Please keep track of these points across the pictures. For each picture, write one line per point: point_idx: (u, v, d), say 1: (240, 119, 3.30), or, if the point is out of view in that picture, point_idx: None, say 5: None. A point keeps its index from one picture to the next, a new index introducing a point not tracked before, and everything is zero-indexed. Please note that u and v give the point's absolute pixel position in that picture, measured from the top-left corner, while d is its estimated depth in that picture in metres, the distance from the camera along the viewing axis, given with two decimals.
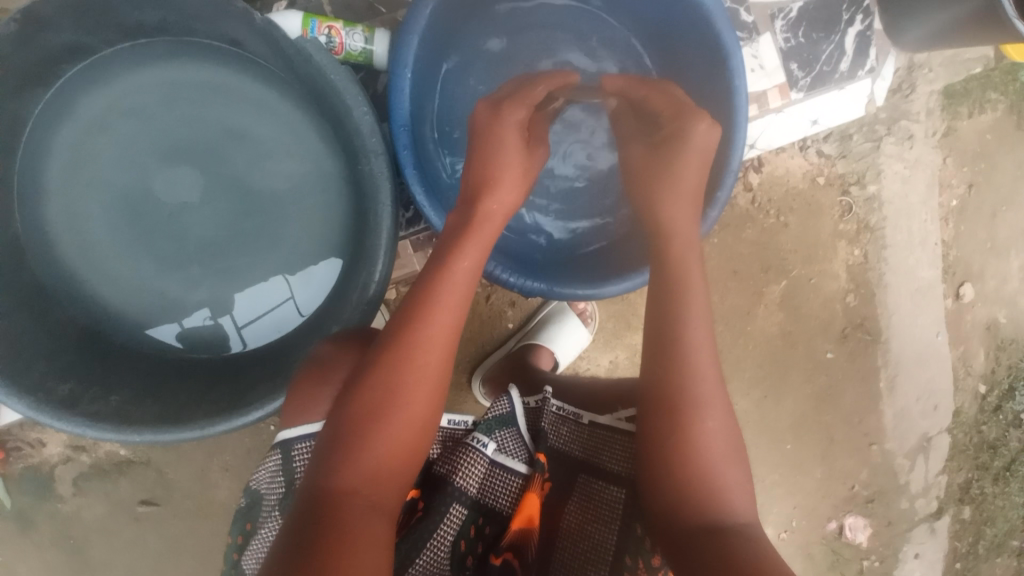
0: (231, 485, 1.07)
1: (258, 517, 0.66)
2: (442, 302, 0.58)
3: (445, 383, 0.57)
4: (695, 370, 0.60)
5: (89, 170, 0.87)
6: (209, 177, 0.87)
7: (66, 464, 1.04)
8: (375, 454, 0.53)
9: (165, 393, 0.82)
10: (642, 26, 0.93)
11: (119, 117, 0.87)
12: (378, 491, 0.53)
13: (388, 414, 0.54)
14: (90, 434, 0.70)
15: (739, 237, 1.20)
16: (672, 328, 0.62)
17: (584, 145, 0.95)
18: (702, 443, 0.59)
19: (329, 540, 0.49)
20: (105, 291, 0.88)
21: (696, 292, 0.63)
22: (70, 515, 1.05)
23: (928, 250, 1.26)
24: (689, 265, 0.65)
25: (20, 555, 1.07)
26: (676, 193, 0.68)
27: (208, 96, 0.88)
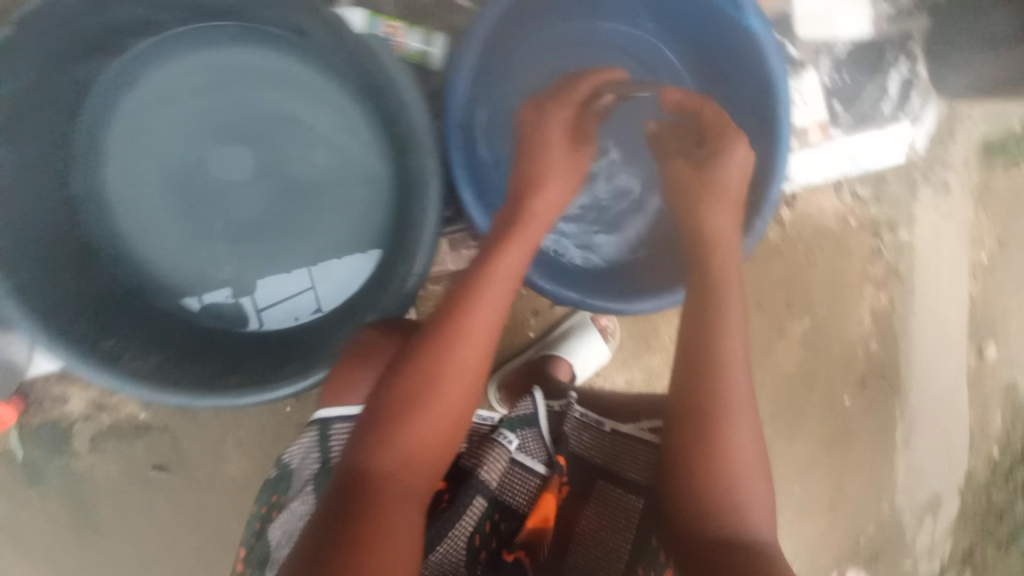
0: (242, 462, 1.09)
1: (289, 490, 0.67)
2: (486, 302, 0.60)
3: (483, 380, 0.59)
4: (726, 383, 0.60)
5: (150, 144, 0.90)
6: (260, 160, 0.90)
7: (86, 423, 1.06)
8: (411, 444, 0.55)
9: (198, 360, 0.83)
10: (692, 52, 0.95)
11: (181, 95, 0.90)
12: (411, 480, 0.55)
13: (427, 406, 0.56)
14: (125, 391, 0.70)
15: (765, 270, 1.20)
16: (707, 342, 0.62)
17: (626, 164, 0.98)
18: (729, 457, 0.59)
19: (364, 521, 0.50)
20: (149, 259, 0.91)
21: (732, 309, 0.64)
22: (83, 472, 1.07)
23: (955, 302, 1.25)
24: (726, 281, 0.66)
25: (27, 508, 1.08)
26: (714, 206, 0.70)
27: (270, 84, 0.91)
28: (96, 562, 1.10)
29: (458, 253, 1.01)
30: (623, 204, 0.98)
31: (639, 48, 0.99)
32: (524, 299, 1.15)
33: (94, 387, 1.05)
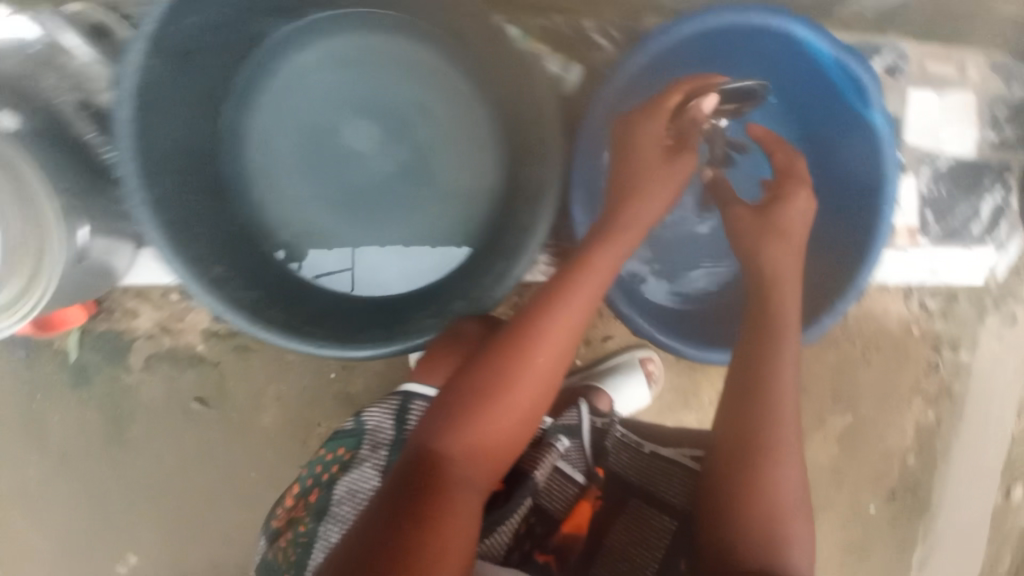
0: (277, 414, 1.14)
1: (359, 449, 0.74)
2: (567, 318, 0.63)
3: (552, 392, 0.62)
4: (775, 426, 0.65)
5: (283, 102, 0.89)
6: (385, 143, 0.90)
7: (147, 341, 1.10)
8: (481, 441, 0.59)
9: (291, 301, 0.82)
10: (811, 136, 0.95)
11: (322, 63, 0.89)
12: (475, 475, 0.59)
13: (499, 407, 0.59)
14: (226, 315, 0.71)
15: (819, 359, 1.19)
16: (763, 378, 0.68)
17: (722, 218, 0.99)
18: (773, 494, 0.63)
19: (430, 508, 0.54)
20: (261, 203, 0.89)
21: (785, 361, 0.70)
22: (129, 387, 1.10)
23: (997, 436, 1.24)
24: (784, 335, 0.72)
25: (63, 408, 1.10)
26: (783, 249, 0.78)
27: (410, 72, 0.90)
28: (115, 475, 1.13)
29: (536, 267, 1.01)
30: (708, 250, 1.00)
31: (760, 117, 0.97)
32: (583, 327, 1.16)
33: (166, 309, 1.09)
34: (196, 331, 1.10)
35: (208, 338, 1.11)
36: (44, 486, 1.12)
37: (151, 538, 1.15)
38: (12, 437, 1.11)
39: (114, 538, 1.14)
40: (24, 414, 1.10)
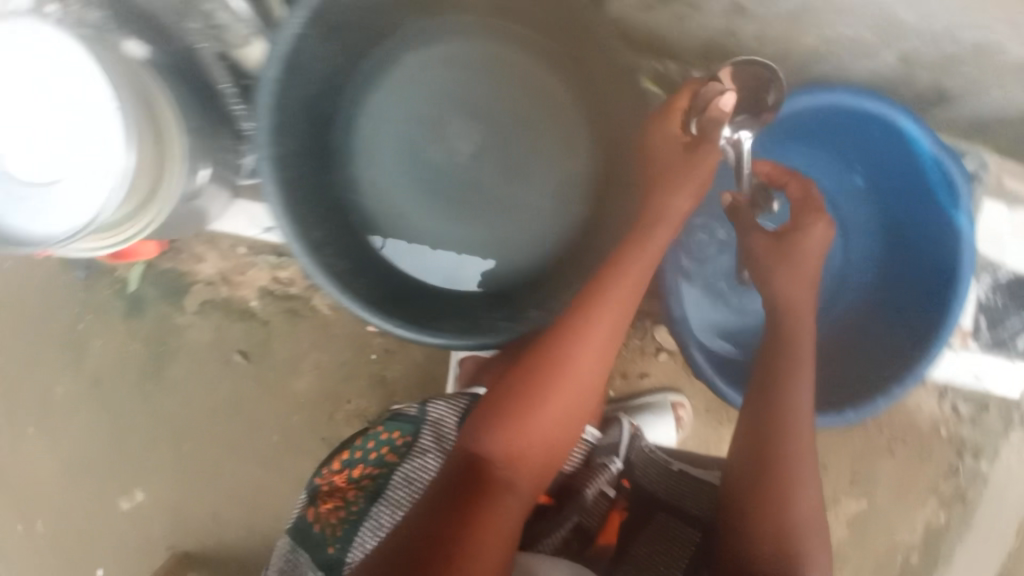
0: (312, 382, 1.15)
1: (417, 436, 0.80)
2: (604, 333, 0.70)
3: (587, 400, 0.70)
4: (786, 456, 0.72)
5: (397, 95, 0.93)
6: (484, 144, 0.92)
7: (206, 286, 1.12)
8: (526, 444, 0.66)
9: (370, 274, 0.84)
10: (888, 222, 0.96)
11: (437, 61, 0.93)
12: (520, 475, 0.66)
13: (541, 413, 0.67)
14: (315, 277, 0.73)
15: (845, 439, 1.21)
16: (783, 401, 0.75)
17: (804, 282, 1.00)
18: (790, 515, 0.69)
19: (478, 503, 0.61)
20: (359, 180, 0.92)
21: (797, 397, 0.76)
22: (178, 326, 1.12)
23: (999, 549, 1.25)
24: (799, 373, 0.78)
25: (108, 334, 1.11)
26: (797, 279, 0.82)
27: (523, 92, 0.93)
28: (142, 409, 1.14)
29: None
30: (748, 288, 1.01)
31: (841, 198, 0.99)
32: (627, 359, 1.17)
33: (231, 259, 1.11)
34: (254, 287, 1.12)
35: (264, 296, 1.13)
36: (71, 405, 1.13)
37: (162, 478, 1.16)
38: (50, 352, 1.12)
39: (126, 469, 1.15)
40: (69, 333, 1.11)
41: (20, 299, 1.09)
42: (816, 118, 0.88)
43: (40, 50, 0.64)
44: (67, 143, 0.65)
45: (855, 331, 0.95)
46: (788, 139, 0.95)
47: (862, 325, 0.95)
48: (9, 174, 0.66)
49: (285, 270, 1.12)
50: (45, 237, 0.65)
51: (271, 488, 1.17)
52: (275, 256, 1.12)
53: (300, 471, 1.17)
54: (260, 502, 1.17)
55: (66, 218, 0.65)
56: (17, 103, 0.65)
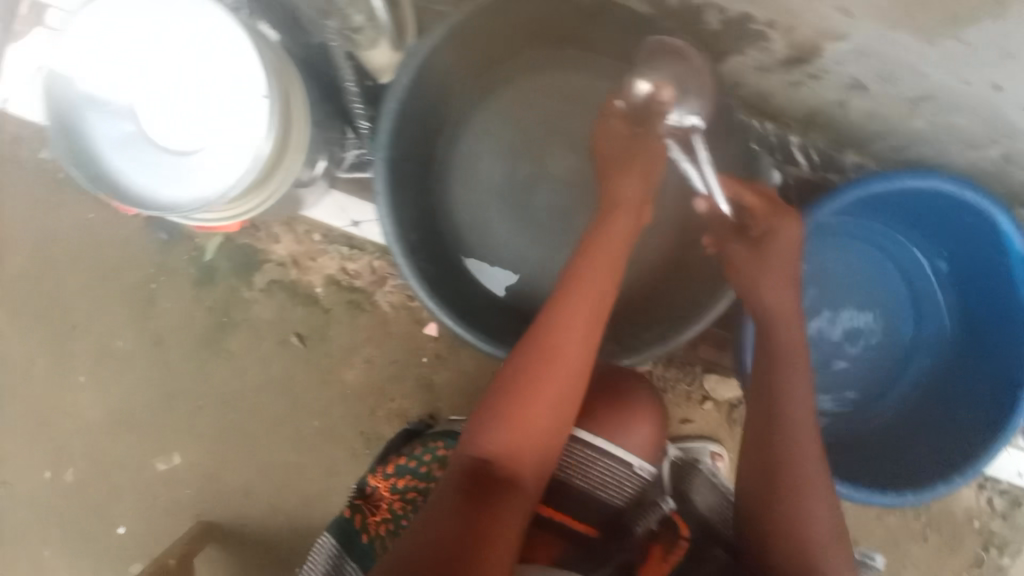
0: (361, 375, 1.17)
1: None
2: (586, 320, 0.68)
3: (578, 392, 0.66)
4: (790, 468, 0.68)
5: (509, 117, 0.93)
6: (586, 178, 0.91)
7: (277, 266, 1.15)
8: (516, 447, 0.64)
9: (452, 286, 0.88)
10: (970, 314, 0.93)
11: (556, 90, 0.92)
12: (513, 480, 0.63)
13: (525, 412, 0.64)
14: (411, 281, 0.76)
15: (880, 517, 1.19)
16: (778, 412, 0.71)
17: (882, 362, 0.98)
18: (804, 534, 0.66)
19: (479, 505, 0.59)
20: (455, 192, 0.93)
21: (796, 400, 0.71)
22: (243, 301, 1.15)
23: None
24: (791, 365, 0.73)
25: (176, 298, 1.15)
26: (772, 273, 0.75)
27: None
28: (195, 375, 1.17)
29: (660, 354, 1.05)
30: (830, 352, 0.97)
31: (922, 281, 0.97)
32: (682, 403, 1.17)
33: (305, 245, 1.14)
34: (321, 274, 1.15)
35: (330, 284, 1.15)
36: (129, 360, 1.16)
37: (202, 444, 1.18)
38: (118, 306, 1.15)
39: (170, 430, 1.18)
40: (141, 291, 1.14)
41: (100, 251, 1.13)
42: (904, 200, 0.87)
43: (202, 30, 0.67)
44: (208, 120, 0.69)
45: (921, 420, 0.94)
46: (870, 214, 0.94)
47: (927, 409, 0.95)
48: (144, 138, 0.69)
49: (354, 262, 1.14)
50: (169, 203, 0.69)
51: (304, 472, 1.18)
52: (347, 247, 1.14)
53: (335, 460, 1.18)
54: (291, 484, 1.18)
55: (194, 190, 0.69)
56: (164, 76, 0.69)
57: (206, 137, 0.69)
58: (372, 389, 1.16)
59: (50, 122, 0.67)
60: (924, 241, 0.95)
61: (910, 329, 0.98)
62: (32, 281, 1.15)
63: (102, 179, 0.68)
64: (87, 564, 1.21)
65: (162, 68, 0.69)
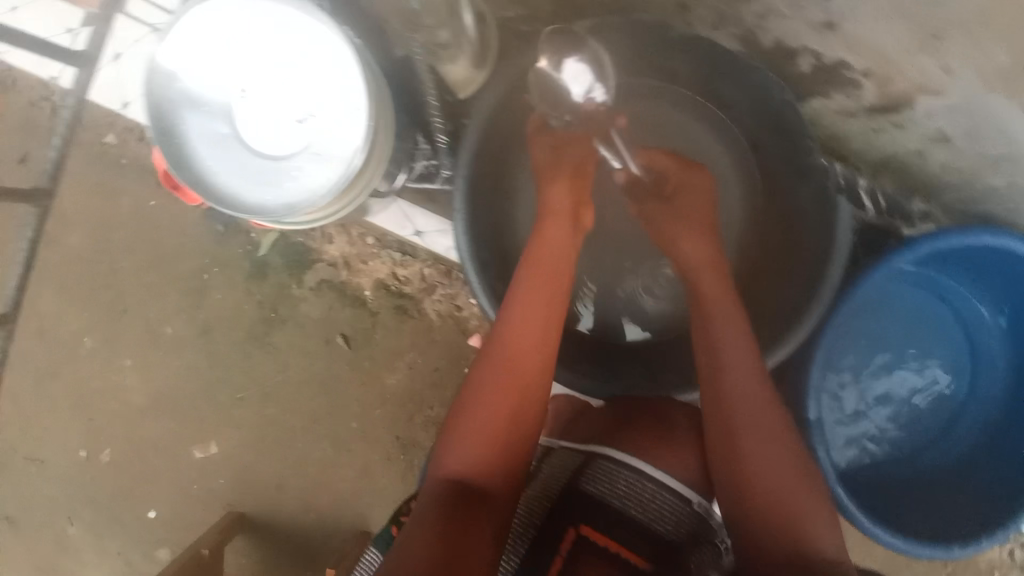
0: (402, 380, 1.17)
1: None
2: (532, 320, 0.72)
3: (534, 382, 0.70)
4: (734, 414, 0.69)
5: None
6: None
7: (328, 266, 1.16)
8: (480, 457, 0.67)
9: None
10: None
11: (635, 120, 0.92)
12: (483, 489, 0.66)
13: (481, 422, 0.68)
14: (481, 296, 0.78)
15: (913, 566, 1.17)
16: (715, 369, 0.72)
17: (932, 413, 0.95)
18: (761, 480, 0.67)
19: (452, 513, 0.63)
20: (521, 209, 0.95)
21: (727, 347, 0.72)
22: (292, 297, 1.16)
23: None
24: (720, 313, 0.74)
25: (228, 289, 1.16)
26: (681, 219, 0.80)
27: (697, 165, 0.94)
28: (239, 367, 1.18)
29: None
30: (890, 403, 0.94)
31: (979, 333, 0.95)
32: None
33: (358, 247, 1.15)
34: (371, 278, 1.16)
35: (379, 288, 1.16)
36: (176, 347, 1.18)
37: (239, 436, 1.19)
38: (171, 293, 1.17)
39: (208, 419, 1.19)
40: (193, 280, 1.16)
41: (159, 238, 1.16)
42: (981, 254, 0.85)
43: (307, 42, 0.68)
44: (301, 130, 0.70)
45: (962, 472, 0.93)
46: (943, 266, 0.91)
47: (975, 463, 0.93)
48: (237, 141, 0.71)
49: (405, 268, 1.15)
50: (257, 208, 0.70)
51: (338, 471, 1.18)
52: (399, 254, 1.15)
53: (370, 461, 1.18)
54: (324, 481, 1.18)
55: (282, 196, 0.70)
56: (258, 82, 0.70)
57: (298, 146, 0.70)
58: (412, 395, 1.16)
59: (147, 120, 0.68)
60: (987, 294, 0.92)
61: (966, 382, 0.95)
62: (87, 261, 1.17)
63: (192, 179, 0.70)
64: (116, 545, 1.22)
65: (261, 75, 0.70)
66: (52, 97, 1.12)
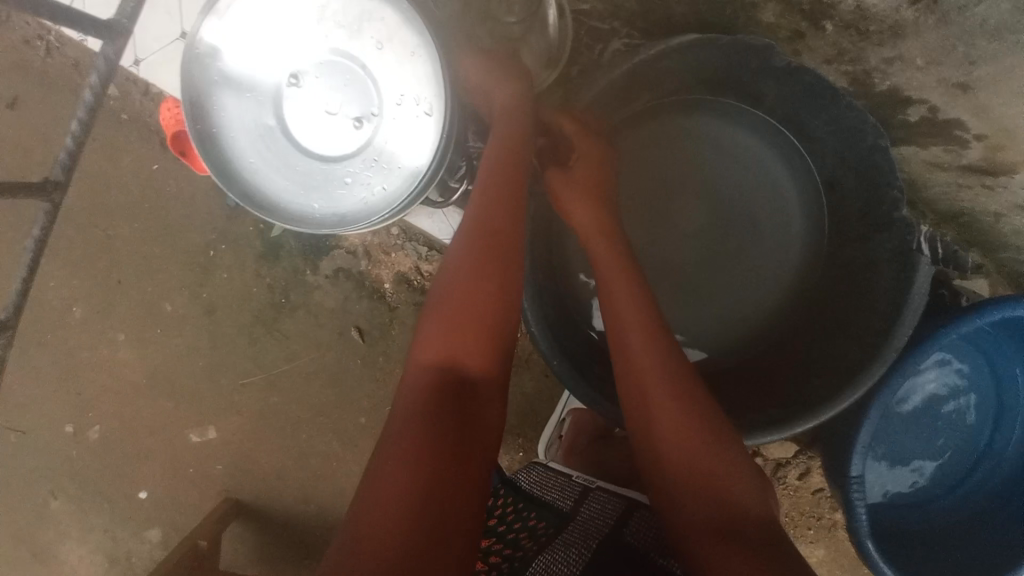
0: None
1: (534, 505, 0.80)
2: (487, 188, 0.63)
3: (506, 258, 0.60)
4: (635, 372, 0.63)
5: (641, 155, 0.89)
6: (706, 233, 0.89)
7: (347, 254, 1.07)
8: (443, 336, 0.57)
9: (560, 321, 0.86)
10: None
11: (700, 143, 0.89)
12: (472, 375, 0.56)
13: (462, 307, 0.58)
14: (528, 318, 0.73)
15: None
16: (624, 338, 0.65)
17: (954, 465, 0.92)
18: (694, 449, 0.59)
19: (453, 405, 0.53)
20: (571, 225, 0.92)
21: (625, 313, 0.66)
22: (306, 284, 1.08)
23: None
24: (618, 278, 0.69)
25: (236, 269, 1.07)
26: (586, 193, 0.74)
27: (762, 193, 0.90)
28: (243, 353, 1.10)
29: (798, 448, 1.06)
30: (908, 446, 0.91)
31: (1011, 393, 0.89)
32: (801, 515, 1.07)
33: (381, 237, 1.05)
34: (393, 271, 1.06)
35: (399, 283, 1.07)
36: (176, 326, 1.10)
37: (239, 424, 1.12)
38: (173, 267, 1.08)
39: (208, 404, 1.12)
40: (199, 257, 1.07)
41: (163, 207, 1.06)
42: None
43: (376, 32, 0.60)
44: (359, 130, 0.62)
45: (973, 523, 0.89)
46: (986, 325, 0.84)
47: (979, 523, 0.89)
48: (283, 135, 0.63)
49: (430, 264, 1.05)
50: (298, 215, 0.62)
51: (340, 467, 1.11)
52: (425, 247, 1.05)
53: None
54: (324, 477, 1.12)
55: (330, 204, 0.63)
56: (311, 64, 0.62)
57: (352, 149, 0.62)
58: None
59: (184, 102, 0.59)
60: None
61: (984, 436, 0.91)
62: (87, 226, 1.08)
63: (232, 176, 0.61)
64: (101, 522, 1.17)
65: (318, 62, 0.61)
66: (49, 38, 1.00)
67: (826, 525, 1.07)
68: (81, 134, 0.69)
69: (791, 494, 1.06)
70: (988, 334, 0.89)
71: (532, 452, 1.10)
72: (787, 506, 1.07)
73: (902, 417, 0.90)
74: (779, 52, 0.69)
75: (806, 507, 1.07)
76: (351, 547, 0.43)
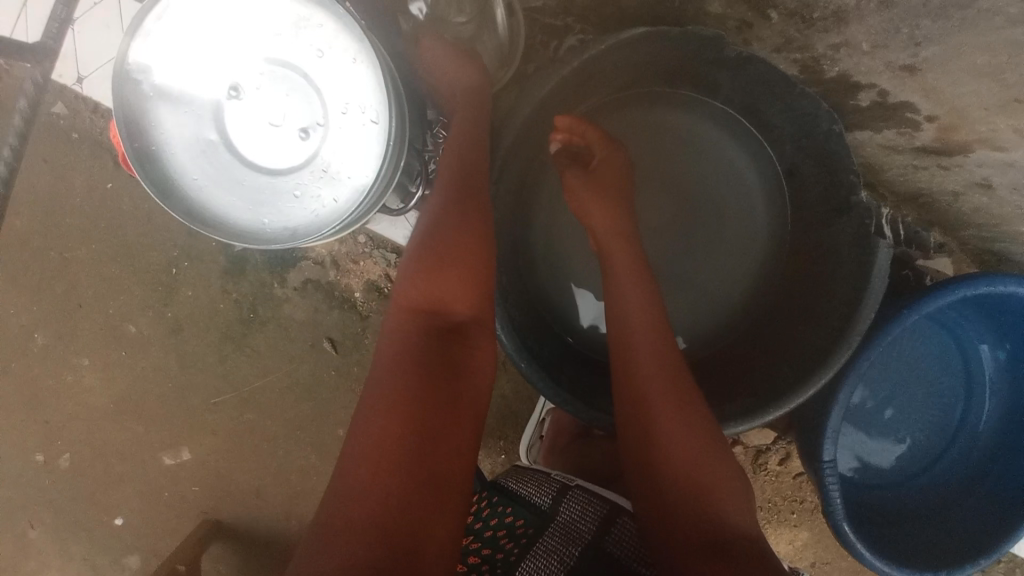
0: None
1: (512, 502, 0.75)
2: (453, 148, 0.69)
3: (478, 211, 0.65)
4: (635, 379, 0.65)
5: None
6: (672, 225, 0.89)
7: (315, 265, 1.05)
8: (422, 282, 0.61)
9: (529, 324, 0.85)
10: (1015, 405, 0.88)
11: (661, 136, 0.89)
12: (460, 317, 0.61)
13: (445, 255, 0.62)
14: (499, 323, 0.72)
15: None
16: (630, 351, 0.66)
17: (928, 442, 0.93)
18: (690, 463, 0.60)
19: (448, 347, 0.59)
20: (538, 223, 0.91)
21: (634, 317, 0.67)
22: (274, 297, 1.05)
23: None
24: (632, 283, 0.70)
25: (200, 285, 1.05)
26: (597, 197, 0.76)
27: (725, 182, 0.90)
28: (213, 371, 1.08)
29: (777, 433, 1.06)
30: (883, 427, 0.92)
31: (979, 367, 0.91)
32: (783, 499, 1.07)
33: (348, 245, 1.03)
34: (362, 279, 1.04)
35: (370, 292, 1.05)
36: (141, 347, 1.08)
37: (214, 443, 1.10)
38: (136, 287, 1.05)
39: (181, 425, 1.10)
40: (161, 276, 1.05)
41: (119, 225, 1.03)
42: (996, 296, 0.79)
43: (317, 38, 0.58)
44: (306, 141, 0.61)
45: (949, 499, 0.90)
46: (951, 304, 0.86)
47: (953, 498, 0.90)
48: (227, 149, 0.61)
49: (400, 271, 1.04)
50: (246, 229, 0.61)
51: (320, 481, 1.10)
52: (394, 254, 1.04)
53: None
54: (304, 492, 1.10)
55: (281, 217, 0.61)
56: (252, 75, 0.60)
57: (300, 161, 0.61)
58: None
59: (118, 122, 0.57)
60: (992, 330, 0.88)
61: (956, 414, 0.92)
62: (45, 250, 1.05)
63: (174, 195, 0.59)
64: (79, 552, 1.14)
65: (260, 73, 0.60)
66: None
67: (809, 508, 1.07)
68: (13, 160, 0.77)
69: (773, 479, 1.06)
70: (954, 311, 0.90)
71: (513, 454, 1.09)
72: (769, 492, 1.07)
73: (876, 397, 0.91)
74: (730, 42, 0.69)
75: (788, 491, 1.07)
76: (359, 496, 0.49)
